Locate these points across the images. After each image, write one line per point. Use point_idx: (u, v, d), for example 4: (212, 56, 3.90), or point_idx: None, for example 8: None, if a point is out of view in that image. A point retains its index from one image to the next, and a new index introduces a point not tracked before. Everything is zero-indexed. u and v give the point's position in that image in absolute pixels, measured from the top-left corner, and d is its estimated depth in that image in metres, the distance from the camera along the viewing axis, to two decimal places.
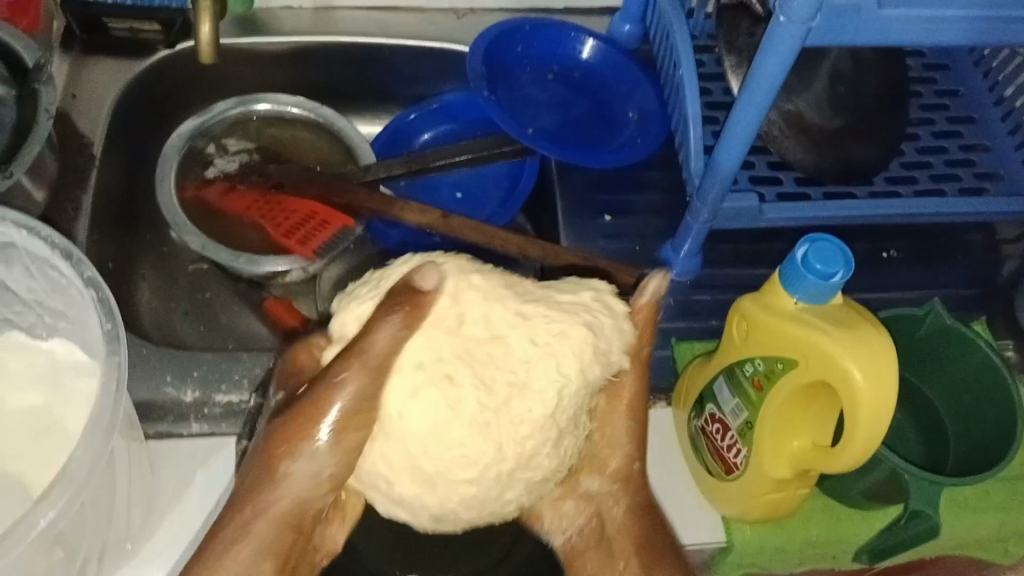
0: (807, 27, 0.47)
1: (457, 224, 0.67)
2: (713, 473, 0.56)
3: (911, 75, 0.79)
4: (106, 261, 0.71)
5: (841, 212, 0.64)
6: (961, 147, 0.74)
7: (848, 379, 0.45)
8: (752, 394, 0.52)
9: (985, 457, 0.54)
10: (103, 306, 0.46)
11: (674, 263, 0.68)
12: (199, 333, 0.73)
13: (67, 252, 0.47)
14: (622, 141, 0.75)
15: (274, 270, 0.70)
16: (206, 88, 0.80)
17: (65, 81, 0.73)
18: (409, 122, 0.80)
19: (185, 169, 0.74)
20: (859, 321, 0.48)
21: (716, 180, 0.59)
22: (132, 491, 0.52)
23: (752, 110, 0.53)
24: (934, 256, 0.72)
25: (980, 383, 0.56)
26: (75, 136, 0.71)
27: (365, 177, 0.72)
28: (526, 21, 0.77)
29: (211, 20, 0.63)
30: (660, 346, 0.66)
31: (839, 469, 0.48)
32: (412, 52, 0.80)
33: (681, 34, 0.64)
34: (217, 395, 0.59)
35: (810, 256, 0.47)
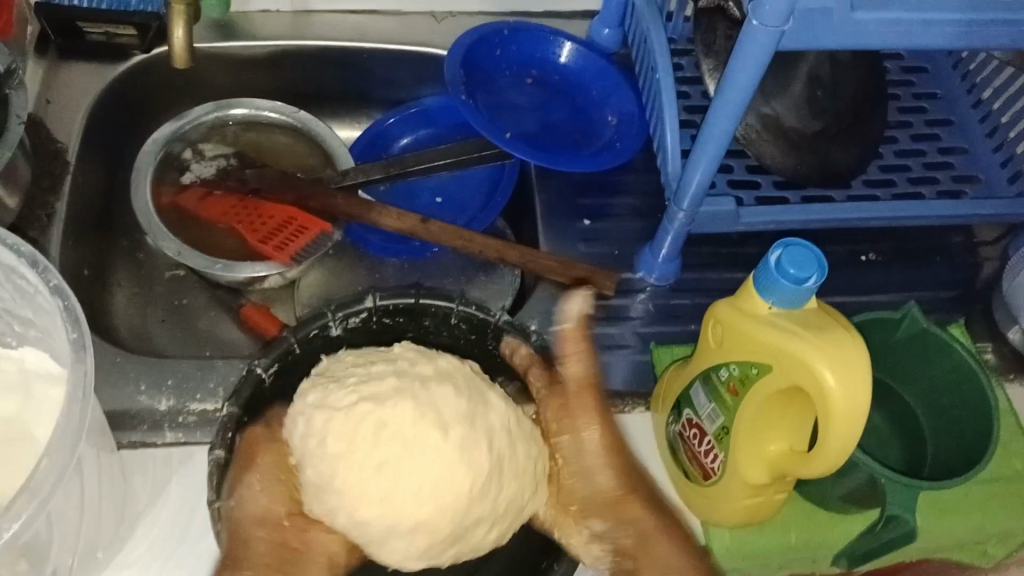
0: (780, 30, 0.47)
1: (437, 230, 0.69)
2: (693, 479, 0.55)
3: (889, 79, 0.79)
4: (83, 267, 0.70)
5: (815, 215, 0.65)
6: (939, 150, 0.75)
7: (822, 385, 0.44)
8: (728, 398, 0.51)
9: (961, 461, 0.54)
10: (71, 315, 0.45)
11: (653, 268, 0.68)
12: (177, 340, 0.73)
13: (34, 260, 0.46)
14: (601, 146, 0.75)
15: (253, 275, 0.70)
16: (182, 90, 0.80)
17: (38, 86, 0.73)
18: (388, 126, 0.79)
19: (161, 174, 0.74)
20: (832, 325, 0.46)
21: (695, 179, 0.58)
22: (104, 500, 0.51)
23: (727, 115, 0.53)
24: (912, 258, 0.73)
25: (956, 385, 0.55)
26: (49, 140, 0.70)
27: (343, 182, 0.73)
28: (505, 25, 0.77)
29: (184, 24, 0.62)
30: (639, 351, 0.66)
31: (815, 474, 0.47)
32: (389, 57, 0.80)
33: (658, 38, 0.64)
34: (192, 404, 0.59)
35: (784, 259, 0.46)
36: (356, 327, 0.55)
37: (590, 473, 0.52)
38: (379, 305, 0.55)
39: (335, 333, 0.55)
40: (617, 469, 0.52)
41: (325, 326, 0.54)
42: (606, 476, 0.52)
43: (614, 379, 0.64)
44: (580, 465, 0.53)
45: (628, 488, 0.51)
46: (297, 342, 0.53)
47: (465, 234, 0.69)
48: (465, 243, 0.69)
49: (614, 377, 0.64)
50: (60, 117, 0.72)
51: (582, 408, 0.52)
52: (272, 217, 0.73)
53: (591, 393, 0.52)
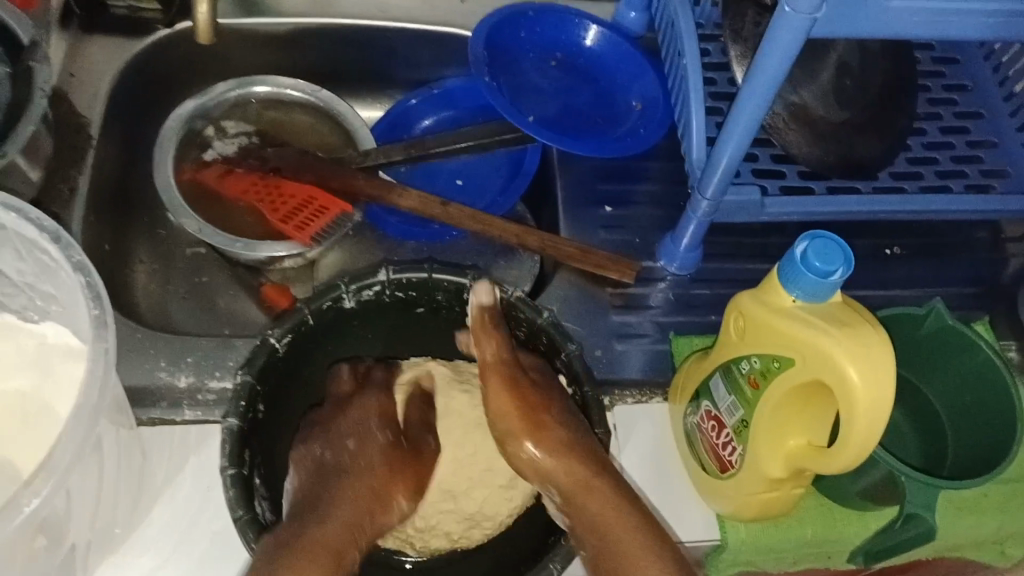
0: (813, 17, 0.46)
1: (456, 213, 0.69)
2: (710, 470, 0.55)
3: (919, 69, 0.78)
4: (103, 242, 0.70)
5: (838, 207, 0.64)
6: (968, 143, 0.74)
7: (843, 381, 0.43)
8: (748, 392, 0.50)
9: (980, 460, 0.53)
10: (93, 292, 0.45)
11: (674, 257, 0.67)
12: (196, 318, 0.73)
13: (57, 236, 0.46)
14: (624, 132, 0.74)
15: (273, 255, 0.70)
16: (205, 66, 0.79)
17: (62, 60, 0.73)
18: (410, 107, 0.79)
19: (183, 151, 0.74)
20: (857, 320, 0.45)
21: (719, 167, 0.58)
22: (122, 477, 0.52)
23: (755, 102, 0.52)
24: (937, 252, 0.72)
25: (978, 383, 0.55)
26: (71, 114, 0.70)
27: (364, 163, 0.73)
28: (530, 6, 0.76)
29: (208, 1, 0.61)
30: (657, 341, 0.65)
31: (835, 471, 0.46)
32: (412, 37, 0.79)
33: (686, 24, 0.63)
34: (211, 382, 0.59)
35: (809, 253, 0.45)
36: (369, 299, 0.57)
37: (509, 438, 0.54)
38: (392, 279, 0.56)
39: (348, 305, 0.56)
40: (530, 432, 0.53)
41: (338, 298, 0.56)
42: (521, 442, 0.54)
43: (632, 368, 0.64)
44: (503, 434, 0.55)
45: (539, 447, 0.53)
46: (310, 312, 0.55)
47: (487, 219, 0.68)
48: (487, 228, 0.69)
49: (632, 366, 0.64)
50: (84, 90, 0.72)
51: (495, 386, 0.55)
52: (293, 196, 0.72)
53: (503, 373, 0.55)
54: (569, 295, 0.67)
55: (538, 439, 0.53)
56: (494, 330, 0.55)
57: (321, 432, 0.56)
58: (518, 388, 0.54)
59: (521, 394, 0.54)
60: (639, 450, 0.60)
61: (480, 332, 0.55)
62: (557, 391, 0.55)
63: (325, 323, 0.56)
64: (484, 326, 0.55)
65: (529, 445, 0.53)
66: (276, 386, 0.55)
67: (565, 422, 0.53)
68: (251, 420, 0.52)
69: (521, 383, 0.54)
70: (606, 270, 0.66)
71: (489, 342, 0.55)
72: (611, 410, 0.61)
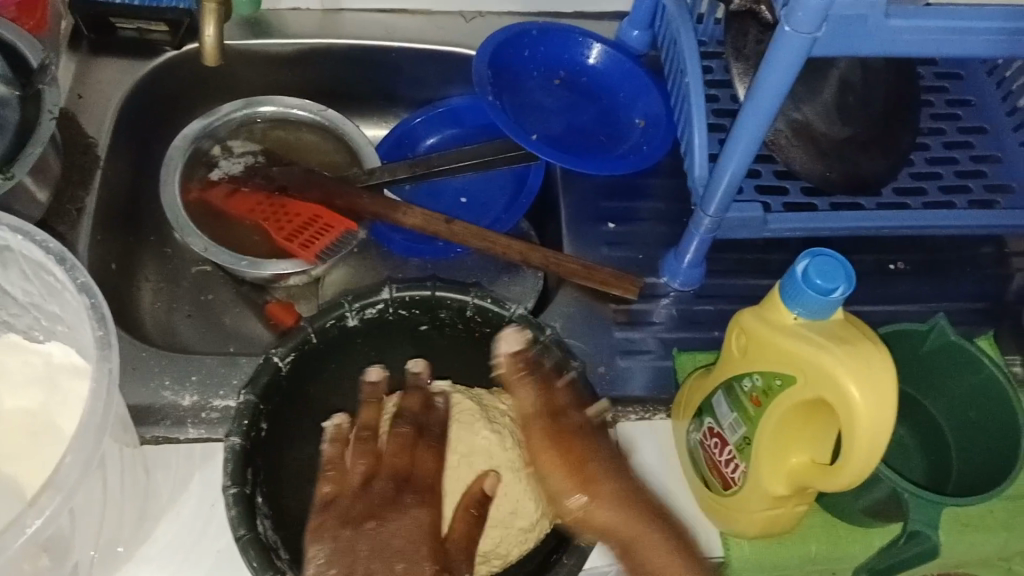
0: (812, 37, 0.46)
1: (460, 231, 0.69)
2: (713, 488, 0.55)
3: (922, 85, 0.78)
4: (110, 261, 0.71)
5: (839, 224, 0.64)
6: (972, 158, 0.74)
7: (846, 398, 0.43)
8: (750, 409, 0.50)
9: (982, 477, 0.53)
10: (97, 312, 0.46)
11: (677, 273, 0.68)
12: (202, 336, 0.74)
13: (61, 258, 0.47)
14: (627, 149, 0.75)
15: (278, 273, 0.70)
16: (211, 86, 0.80)
17: (71, 81, 0.73)
18: (415, 126, 0.80)
19: (190, 171, 0.74)
20: (858, 337, 0.45)
21: (722, 185, 0.58)
22: (126, 495, 0.52)
23: (756, 121, 0.52)
24: (941, 268, 0.72)
25: (981, 399, 0.55)
26: (79, 135, 0.71)
27: (369, 181, 0.73)
28: (533, 26, 0.76)
29: (215, 23, 0.62)
30: (660, 357, 0.66)
31: (837, 489, 0.46)
32: (416, 56, 0.80)
33: (688, 43, 0.63)
34: (215, 401, 0.60)
35: (810, 271, 0.45)
36: (373, 318, 0.57)
37: (555, 496, 0.52)
38: (395, 296, 0.57)
39: (351, 324, 0.57)
40: (575, 485, 0.51)
41: (342, 317, 0.56)
42: (568, 497, 0.51)
43: (635, 385, 0.64)
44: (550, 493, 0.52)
45: (590, 500, 0.51)
46: (313, 331, 0.55)
47: (489, 236, 0.69)
48: (489, 245, 0.69)
49: (635, 383, 0.64)
50: (92, 111, 0.73)
51: (540, 441, 0.52)
52: (299, 214, 0.73)
53: (544, 425, 0.53)
54: (573, 311, 0.67)
55: (584, 489, 0.51)
56: (535, 378, 0.54)
57: (356, 499, 0.51)
58: (569, 441, 0.52)
59: (574, 450, 0.52)
60: (644, 465, 0.60)
61: (517, 381, 0.54)
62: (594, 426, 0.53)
63: (329, 342, 0.57)
64: (524, 374, 0.53)
65: (576, 499, 0.51)
66: (280, 403, 0.55)
67: (609, 472, 0.52)
68: (255, 438, 0.52)
69: (572, 435, 0.52)
70: (608, 285, 0.66)
71: (525, 387, 0.54)
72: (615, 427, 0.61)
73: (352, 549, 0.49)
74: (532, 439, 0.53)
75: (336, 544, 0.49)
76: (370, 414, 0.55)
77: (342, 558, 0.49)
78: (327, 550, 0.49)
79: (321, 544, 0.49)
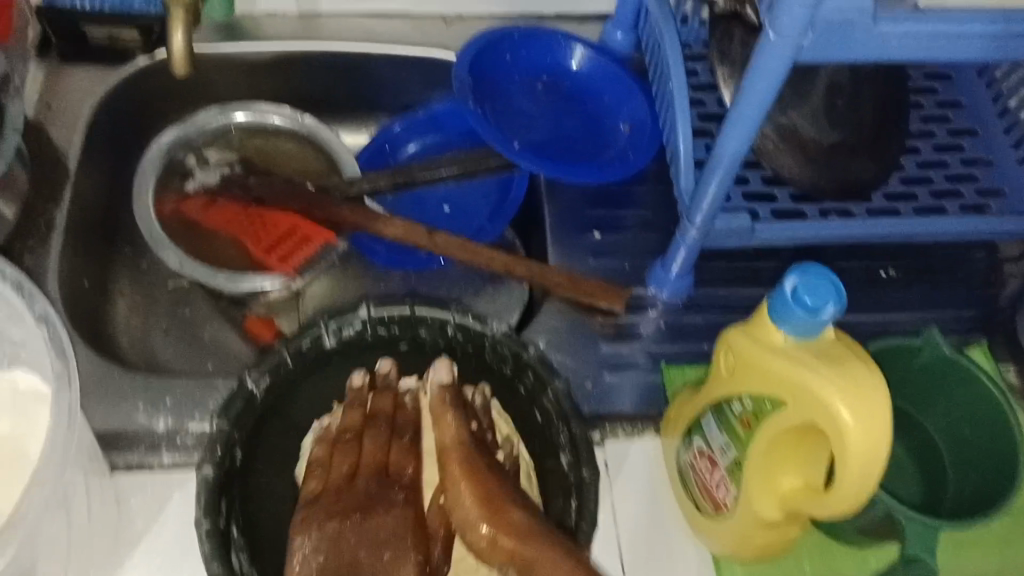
0: (799, 43, 0.44)
1: (442, 242, 0.68)
2: (703, 509, 0.54)
3: (912, 86, 0.77)
4: (82, 277, 0.68)
5: (831, 232, 0.63)
6: (963, 161, 0.72)
7: (837, 422, 0.42)
8: (741, 432, 0.49)
9: (976, 496, 0.52)
10: (55, 342, 0.45)
11: (664, 284, 0.66)
12: (179, 351, 0.72)
13: (19, 285, 0.46)
14: (613, 156, 0.73)
15: (257, 287, 0.68)
16: (185, 95, 0.78)
17: (39, 91, 0.71)
18: (395, 133, 0.78)
19: (163, 182, 0.72)
20: (851, 359, 0.44)
21: (709, 194, 0.56)
22: (96, 526, 0.50)
23: (742, 131, 0.51)
24: (932, 275, 0.70)
25: (975, 415, 0.54)
26: (48, 147, 0.69)
27: (349, 191, 0.71)
28: (514, 29, 0.74)
29: (183, 29, 0.60)
30: (648, 371, 0.64)
31: (831, 515, 0.45)
32: (395, 61, 0.78)
33: (671, 46, 0.61)
34: (190, 423, 0.57)
35: (799, 289, 0.43)
36: (351, 338, 0.56)
37: (467, 526, 0.48)
38: (373, 315, 0.55)
39: (328, 344, 0.55)
40: (484, 514, 0.48)
41: (318, 337, 0.55)
42: (478, 527, 0.48)
43: (623, 400, 0.62)
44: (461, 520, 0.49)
45: (497, 529, 0.47)
46: (288, 353, 0.54)
47: (472, 247, 0.67)
48: (472, 257, 0.67)
49: (624, 399, 0.62)
50: (60, 122, 0.70)
51: (454, 472, 0.51)
52: (278, 225, 0.71)
53: (460, 458, 0.52)
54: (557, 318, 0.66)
55: (494, 519, 0.48)
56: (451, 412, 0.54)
57: (340, 493, 0.51)
58: (472, 471, 0.51)
59: (484, 481, 0.50)
60: (631, 485, 0.59)
61: (438, 414, 0.54)
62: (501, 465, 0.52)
63: (306, 363, 0.55)
64: (443, 407, 0.54)
65: (483, 530, 0.47)
66: (259, 427, 0.54)
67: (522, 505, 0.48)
68: (228, 465, 0.50)
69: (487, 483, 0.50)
70: (594, 299, 0.65)
71: (447, 419, 0.54)
72: (602, 446, 0.60)
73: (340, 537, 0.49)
74: (452, 467, 0.51)
75: (321, 530, 0.49)
76: (353, 417, 0.56)
77: (330, 547, 0.48)
78: (312, 540, 0.49)
79: (306, 533, 0.49)
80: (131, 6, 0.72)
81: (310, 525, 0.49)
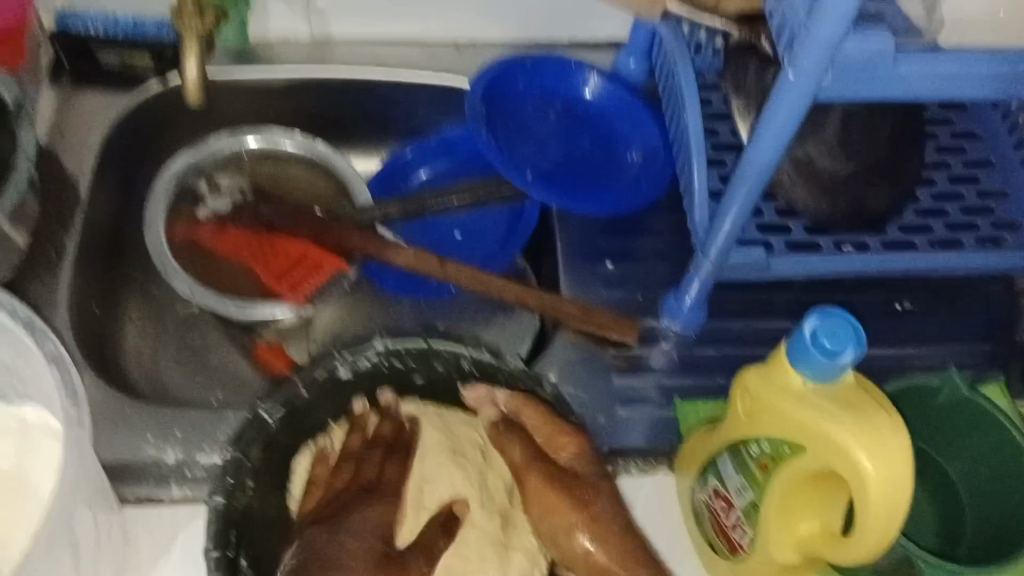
0: (818, 82, 0.44)
1: (454, 271, 0.67)
2: (720, 550, 0.53)
3: (927, 117, 0.76)
4: (93, 304, 0.68)
5: (847, 266, 0.62)
6: (979, 193, 0.72)
7: (857, 469, 0.41)
8: (759, 475, 0.48)
9: (999, 540, 0.51)
10: (65, 383, 0.45)
11: (678, 315, 0.65)
12: (188, 379, 0.71)
13: (31, 325, 0.46)
14: (625, 186, 0.73)
15: (268, 315, 0.68)
16: (196, 120, 0.78)
17: (52, 118, 0.71)
18: (406, 160, 0.78)
19: (174, 208, 0.72)
20: (871, 405, 0.43)
21: (724, 228, 0.56)
22: (103, 560, 0.50)
23: (759, 167, 0.50)
24: (948, 308, 0.70)
25: (997, 457, 0.53)
26: (59, 175, 0.69)
27: (360, 219, 0.71)
28: (528, 56, 0.74)
29: (195, 57, 0.60)
30: (661, 405, 0.63)
31: (851, 562, 0.44)
32: (407, 88, 0.78)
33: (685, 76, 0.61)
34: (199, 455, 0.57)
35: (818, 332, 0.43)
36: (366, 370, 0.55)
37: (558, 534, 0.51)
38: (388, 348, 0.54)
39: (343, 376, 0.54)
40: (585, 525, 0.50)
41: (333, 368, 0.54)
42: (579, 537, 0.50)
43: (635, 435, 0.62)
44: (551, 529, 0.51)
45: (597, 544, 0.50)
46: (304, 384, 0.53)
47: (486, 277, 0.66)
48: (487, 286, 0.66)
49: (635, 434, 0.62)
50: (72, 149, 0.71)
51: (536, 483, 0.52)
52: (291, 254, 0.71)
53: (542, 470, 0.52)
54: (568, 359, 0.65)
55: (597, 538, 0.50)
56: (524, 427, 0.53)
57: (329, 507, 0.52)
58: (582, 475, 0.52)
59: (588, 480, 0.51)
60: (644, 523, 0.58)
61: (501, 443, 0.54)
62: (592, 469, 0.52)
63: (319, 394, 0.54)
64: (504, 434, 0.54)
65: (584, 541, 0.50)
66: (271, 460, 0.53)
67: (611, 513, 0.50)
68: (240, 500, 0.50)
69: (563, 477, 0.52)
70: (610, 329, 0.64)
71: (519, 440, 0.53)
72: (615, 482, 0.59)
73: (308, 554, 0.49)
74: (531, 474, 0.52)
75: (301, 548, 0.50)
76: (352, 442, 0.56)
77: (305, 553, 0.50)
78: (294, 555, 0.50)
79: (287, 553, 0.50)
80: (143, 32, 0.72)
81: (291, 540, 0.51)
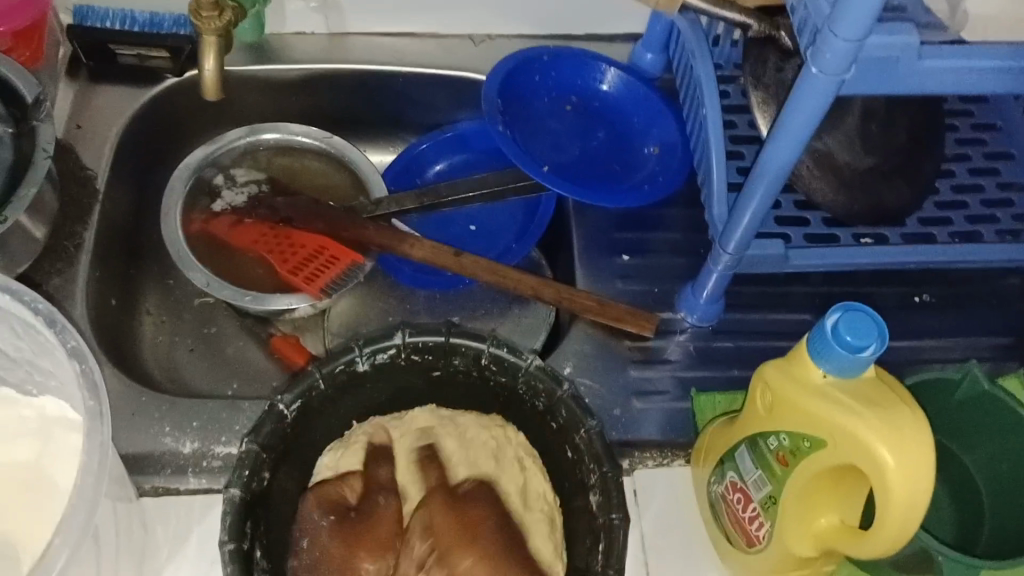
0: (841, 79, 0.44)
1: (470, 264, 0.67)
2: (736, 542, 0.53)
3: (946, 108, 0.75)
4: (110, 296, 0.69)
5: (864, 260, 0.62)
6: (998, 186, 0.71)
7: (878, 464, 0.41)
8: (777, 468, 0.48)
9: (1018, 535, 0.51)
10: (88, 379, 0.45)
11: (695, 308, 0.65)
12: (204, 370, 0.71)
13: (52, 319, 0.46)
14: (641, 180, 0.72)
15: (283, 308, 0.68)
16: (212, 113, 0.78)
17: (70, 110, 0.72)
18: (421, 152, 0.77)
19: (191, 201, 0.72)
20: (893, 400, 0.43)
21: (743, 222, 0.55)
22: (123, 550, 0.50)
23: (779, 160, 0.50)
24: (967, 301, 0.69)
25: (1017, 452, 0.52)
26: (77, 168, 0.69)
27: (376, 211, 0.71)
28: (545, 50, 0.74)
29: (215, 56, 0.60)
30: (678, 398, 0.63)
31: (869, 556, 0.44)
32: (423, 80, 0.78)
33: (704, 66, 0.60)
34: (217, 447, 0.57)
35: (840, 326, 0.43)
36: (384, 364, 0.55)
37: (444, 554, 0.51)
38: (408, 342, 0.54)
39: (361, 369, 0.54)
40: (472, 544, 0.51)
41: (352, 361, 0.54)
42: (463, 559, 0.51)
43: (650, 429, 0.62)
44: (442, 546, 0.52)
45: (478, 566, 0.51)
46: (321, 377, 0.53)
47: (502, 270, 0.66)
48: (503, 279, 0.66)
49: (650, 427, 0.62)
50: (89, 140, 0.71)
51: (438, 508, 0.53)
52: (305, 247, 0.71)
53: (439, 498, 0.54)
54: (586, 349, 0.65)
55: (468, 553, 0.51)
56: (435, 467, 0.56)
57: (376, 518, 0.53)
58: (477, 508, 0.54)
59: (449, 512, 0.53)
60: (659, 516, 0.58)
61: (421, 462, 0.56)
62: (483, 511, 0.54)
63: (338, 387, 0.54)
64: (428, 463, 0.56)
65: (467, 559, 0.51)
66: (288, 450, 0.53)
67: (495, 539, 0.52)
68: (256, 489, 0.50)
69: (459, 509, 0.54)
70: (627, 324, 0.64)
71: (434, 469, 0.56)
72: (632, 474, 0.60)
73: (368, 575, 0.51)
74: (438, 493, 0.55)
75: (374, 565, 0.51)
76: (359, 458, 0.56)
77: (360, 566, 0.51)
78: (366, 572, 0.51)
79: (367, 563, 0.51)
80: (160, 28, 0.72)
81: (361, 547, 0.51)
